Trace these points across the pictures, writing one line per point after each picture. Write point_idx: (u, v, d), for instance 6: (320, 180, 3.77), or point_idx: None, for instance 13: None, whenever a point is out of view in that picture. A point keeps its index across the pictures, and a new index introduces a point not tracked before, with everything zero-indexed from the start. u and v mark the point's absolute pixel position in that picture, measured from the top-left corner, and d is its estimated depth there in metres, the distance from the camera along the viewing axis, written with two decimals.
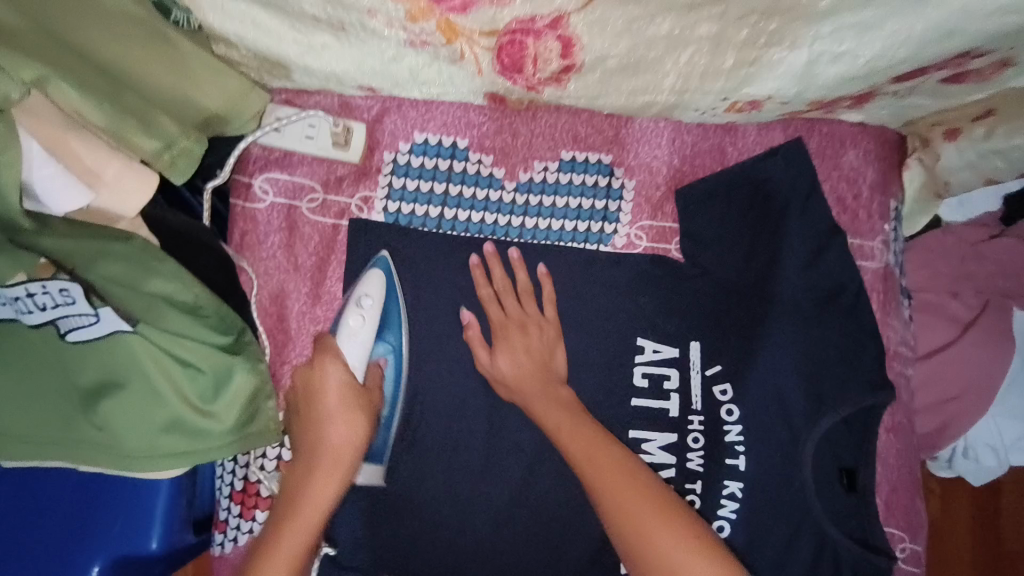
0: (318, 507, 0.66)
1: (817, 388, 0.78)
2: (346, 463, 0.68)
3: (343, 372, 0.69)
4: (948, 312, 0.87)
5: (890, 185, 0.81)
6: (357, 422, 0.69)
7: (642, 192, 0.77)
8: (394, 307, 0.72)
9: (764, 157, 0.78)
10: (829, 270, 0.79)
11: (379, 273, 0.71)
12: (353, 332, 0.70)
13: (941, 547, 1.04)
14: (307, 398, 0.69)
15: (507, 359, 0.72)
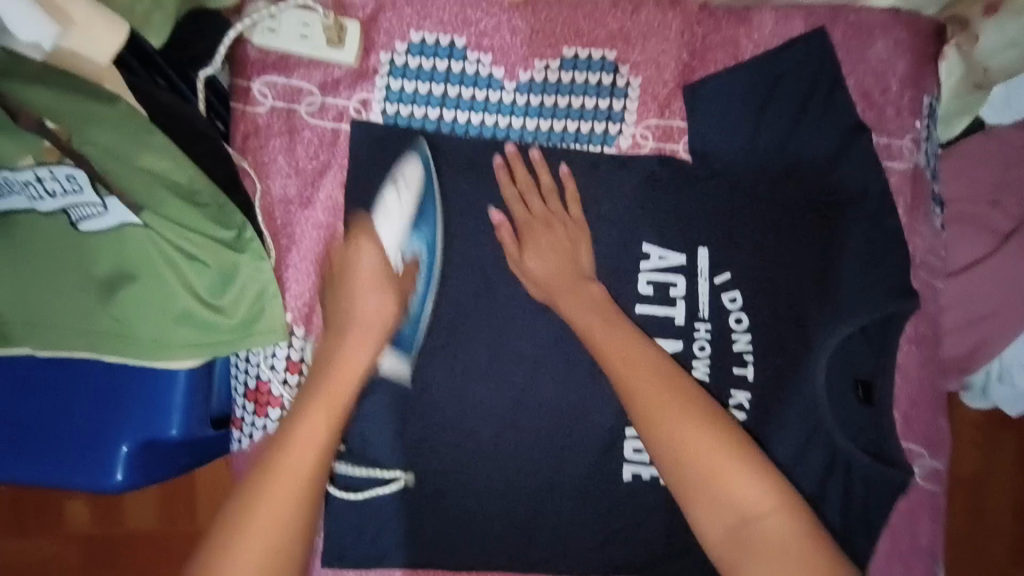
0: (330, 418, 0.64)
1: (834, 296, 0.73)
2: (377, 332, 0.68)
3: (370, 295, 0.68)
4: (986, 222, 0.81)
5: (925, 78, 0.75)
6: (389, 297, 0.69)
7: (647, 89, 0.73)
8: (430, 203, 0.71)
9: (783, 48, 0.73)
10: (853, 172, 0.74)
11: (416, 163, 0.71)
12: (389, 217, 0.70)
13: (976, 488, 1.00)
14: (339, 273, 0.70)
15: (537, 258, 0.71)
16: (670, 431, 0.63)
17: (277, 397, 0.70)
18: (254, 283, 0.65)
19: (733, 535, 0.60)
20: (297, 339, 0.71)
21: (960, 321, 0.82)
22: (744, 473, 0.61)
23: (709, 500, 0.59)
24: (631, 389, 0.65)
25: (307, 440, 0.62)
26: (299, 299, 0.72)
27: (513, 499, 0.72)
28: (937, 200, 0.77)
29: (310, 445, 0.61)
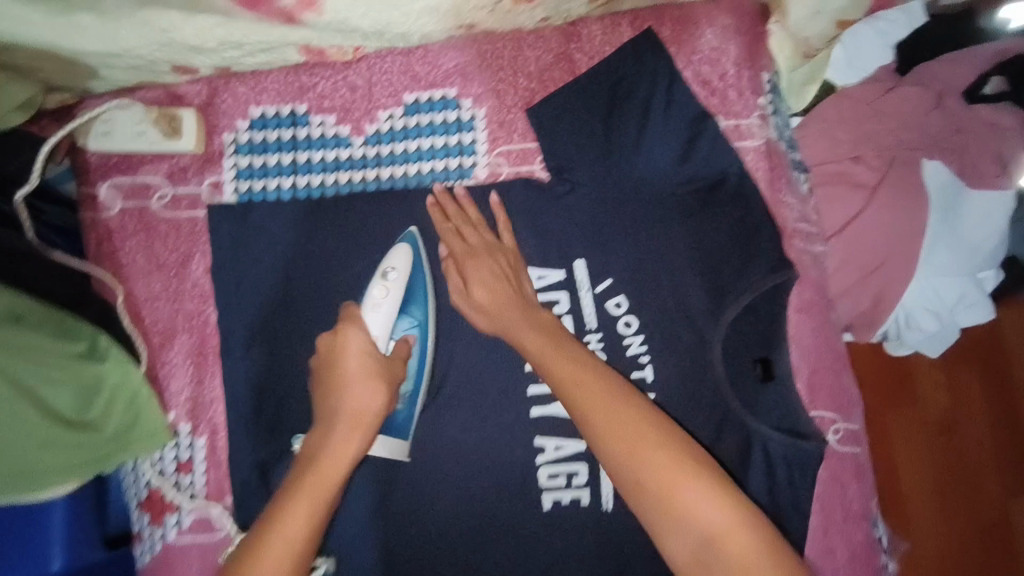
0: (308, 525, 0.58)
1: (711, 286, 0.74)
2: (367, 423, 0.64)
3: (359, 386, 0.64)
4: (854, 179, 0.82)
5: (760, 55, 0.77)
6: (378, 389, 0.65)
7: (493, 118, 0.74)
8: (421, 283, 0.71)
9: (616, 56, 0.75)
10: (705, 160, 0.76)
11: (406, 248, 0.70)
12: (376, 304, 0.68)
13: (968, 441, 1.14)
14: (329, 365, 0.66)
15: (481, 287, 0.68)
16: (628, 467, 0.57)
17: (172, 502, 0.71)
18: (122, 391, 0.66)
19: (699, 560, 0.55)
20: (183, 438, 0.72)
21: (851, 280, 0.83)
22: (694, 487, 0.56)
23: (714, 553, 0.54)
24: (590, 413, 0.59)
25: (293, 525, 0.57)
26: (182, 391, 0.73)
27: (440, 548, 0.71)
28: (797, 167, 0.79)
29: (286, 552, 0.56)
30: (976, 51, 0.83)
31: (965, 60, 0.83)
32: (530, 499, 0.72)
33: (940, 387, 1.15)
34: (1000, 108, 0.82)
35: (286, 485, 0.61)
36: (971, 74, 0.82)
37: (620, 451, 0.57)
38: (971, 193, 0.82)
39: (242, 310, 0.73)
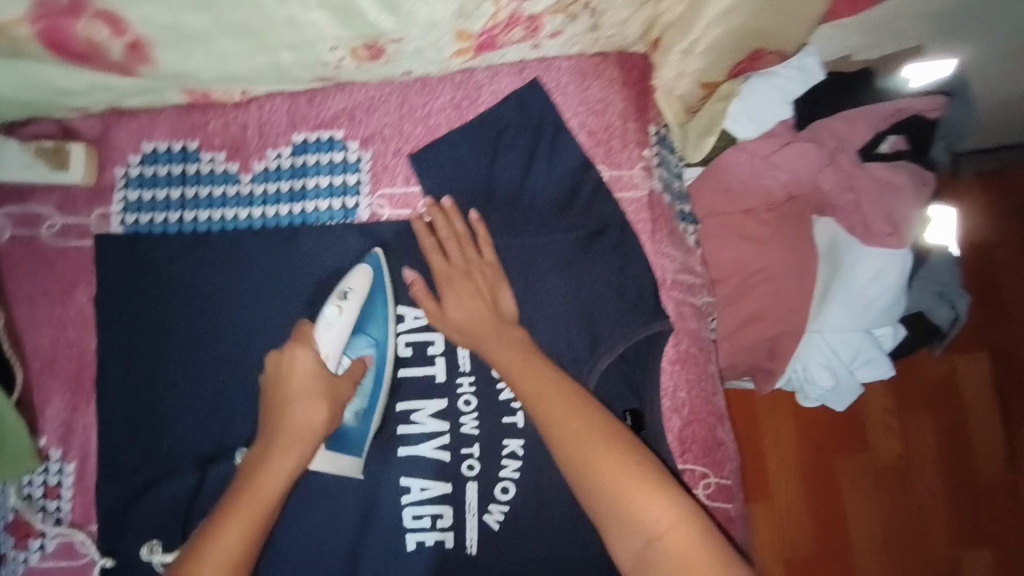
0: (243, 541, 0.58)
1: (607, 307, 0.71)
2: (308, 445, 0.63)
3: (300, 403, 0.64)
4: (745, 232, 0.83)
5: (648, 108, 0.77)
6: (321, 406, 0.65)
7: (378, 161, 0.76)
8: (380, 301, 0.73)
9: (500, 105, 0.76)
10: (588, 209, 0.76)
11: (366, 269, 0.72)
12: (330, 323, 0.69)
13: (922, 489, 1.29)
14: (274, 381, 0.66)
15: (457, 305, 0.70)
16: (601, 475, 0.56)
17: (37, 526, 0.72)
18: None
19: (641, 560, 0.54)
20: (53, 464, 0.73)
21: (738, 326, 0.85)
22: (651, 499, 0.55)
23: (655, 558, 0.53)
24: (555, 431, 0.60)
25: (228, 542, 0.57)
26: (57, 417, 0.74)
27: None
28: (685, 219, 0.81)
29: (225, 565, 0.56)
30: (874, 108, 0.84)
31: (865, 116, 0.84)
32: (393, 538, 0.73)
33: (894, 436, 1.30)
34: (896, 166, 0.83)
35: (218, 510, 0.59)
36: (869, 133, 0.84)
37: (579, 466, 0.57)
38: (867, 250, 0.82)
39: (116, 340, 0.73)
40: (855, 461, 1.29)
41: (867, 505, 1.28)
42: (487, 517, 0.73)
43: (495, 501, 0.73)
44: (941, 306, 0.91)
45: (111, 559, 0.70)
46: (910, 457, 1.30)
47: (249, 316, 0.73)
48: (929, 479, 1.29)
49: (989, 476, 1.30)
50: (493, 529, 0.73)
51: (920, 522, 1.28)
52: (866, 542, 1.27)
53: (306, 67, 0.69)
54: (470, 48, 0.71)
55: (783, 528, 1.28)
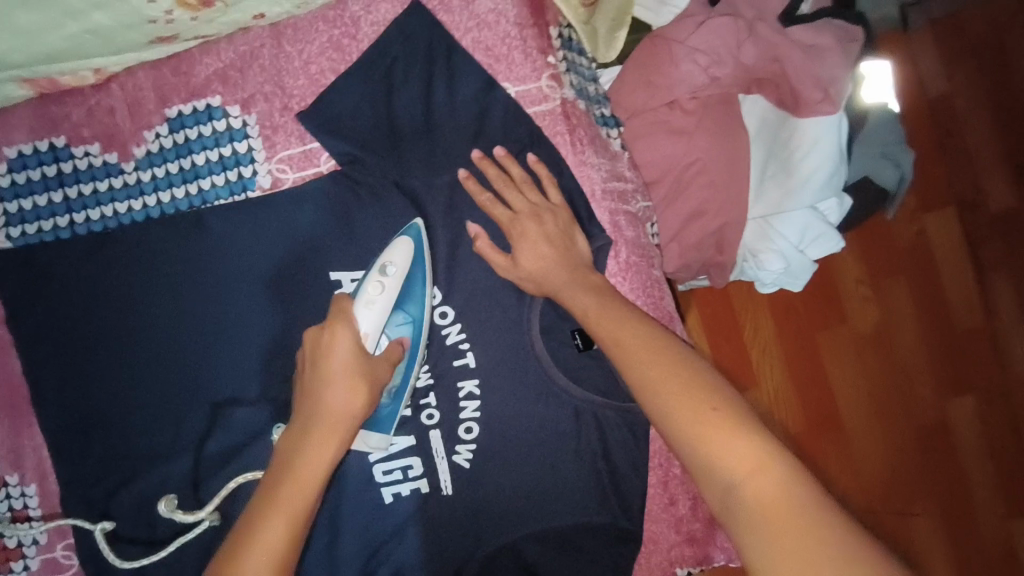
0: (287, 538, 0.53)
1: (550, 224, 0.67)
2: (344, 430, 0.58)
3: (338, 386, 0.59)
4: (672, 126, 0.78)
5: (544, 8, 0.71)
6: (360, 389, 0.59)
7: (266, 122, 0.70)
8: (421, 279, 0.68)
9: (383, 35, 0.70)
10: (501, 132, 0.71)
11: (407, 241, 0.67)
12: (371, 301, 0.64)
13: (900, 349, 1.32)
14: (312, 356, 0.61)
15: (529, 250, 0.66)
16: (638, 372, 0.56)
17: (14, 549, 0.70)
18: None
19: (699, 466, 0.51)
20: (13, 488, 0.71)
21: (683, 226, 0.81)
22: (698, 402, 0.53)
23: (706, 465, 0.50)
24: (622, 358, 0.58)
25: (274, 531, 0.52)
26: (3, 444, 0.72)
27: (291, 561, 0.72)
28: (606, 124, 0.76)
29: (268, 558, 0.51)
30: None
31: None
32: (370, 498, 0.73)
33: (869, 305, 1.32)
34: (819, 27, 0.78)
35: (266, 491, 0.55)
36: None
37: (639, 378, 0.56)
38: (802, 121, 0.79)
39: (37, 360, 0.70)
40: (833, 333, 1.31)
41: (850, 374, 1.32)
42: (457, 457, 0.73)
43: (461, 442, 0.73)
44: (886, 166, 0.88)
45: (112, 523, 0.68)
46: (888, 322, 1.32)
47: (168, 311, 0.70)
48: (909, 339, 1.33)
49: (964, 326, 1.33)
50: (465, 468, 0.73)
51: (903, 381, 1.33)
52: (853, 408, 1.32)
53: (129, 29, 0.61)
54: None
55: (773, 411, 1.30)
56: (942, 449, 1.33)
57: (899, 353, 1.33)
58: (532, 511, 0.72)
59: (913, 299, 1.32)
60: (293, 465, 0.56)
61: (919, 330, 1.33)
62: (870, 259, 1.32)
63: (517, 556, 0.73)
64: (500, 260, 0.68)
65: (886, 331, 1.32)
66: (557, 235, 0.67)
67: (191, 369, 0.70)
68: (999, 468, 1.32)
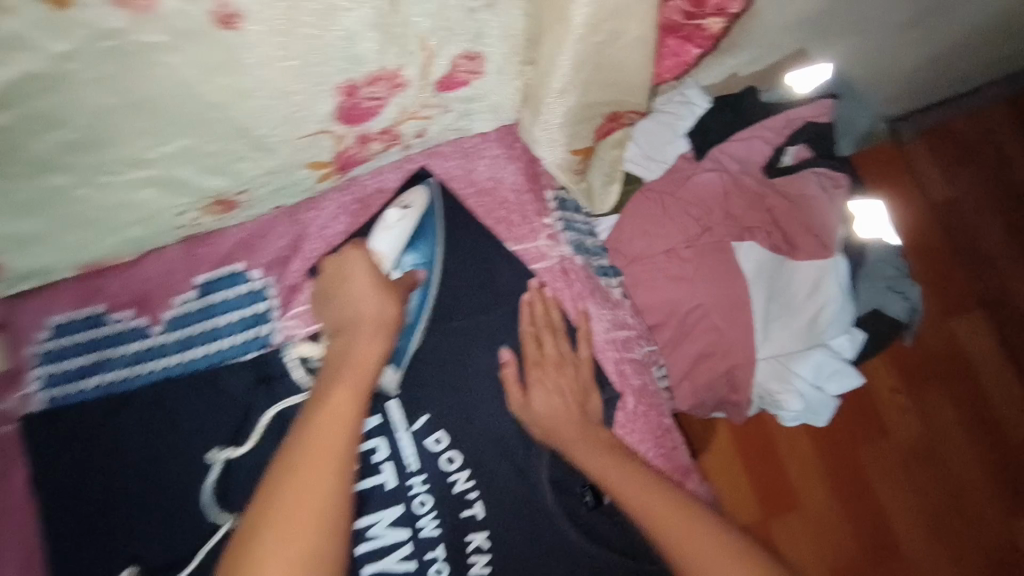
0: (351, 414, 0.55)
1: (568, 377, 0.72)
2: (386, 323, 0.63)
3: (371, 296, 0.64)
4: (670, 273, 0.81)
5: (540, 175, 0.78)
6: (392, 301, 0.64)
7: (282, 284, 0.75)
8: (431, 220, 0.74)
9: (390, 204, 0.76)
10: (507, 289, 0.75)
11: (422, 188, 0.74)
12: (388, 227, 0.70)
13: (953, 467, 1.23)
14: (340, 277, 0.68)
15: (542, 397, 0.70)
16: (643, 512, 0.60)
17: None
18: None
19: None
20: None
21: (689, 368, 0.81)
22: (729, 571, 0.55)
23: None
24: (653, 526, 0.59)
25: (316, 483, 0.50)
26: None
27: None
28: (606, 274, 0.80)
29: (328, 439, 0.53)
30: (766, 124, 0.85)
31: (758, 135, 0.85)
32: None
33: (912, 419, 1.23)
34: (801, 176, 0.83)
35: (321, 384, 0.58)
36: (768, 148, 0.84)
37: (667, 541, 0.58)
38: (798, 261, 0.80)
39: (45, 526, 0.69)
40: (878, 452, 1.22)
41: (902, 495, 1.21)
42: None
43: None
44: (895, 299, 0.88)
45: (137, 564, 0.68)
46: (935, 438, 1.23)
47: (180, 469, 0.70)
48: (962, 454, 1.23)
49: (1020, 437, 1.24)
50: None
51: (963, 505, 1.21)
52: (913, 534, 1.20)
53: (161, 235, 0.62)
54: (332, 173, 0.63)
55: (823, 541, 1.18)
56: None
57: (952, 472, 1.23)
58: None
59: (960, 411, 1.24)
60: (318, 404, 0.56)
61: (970, 445, 1.24)
62: (906, 369, 1.26)
63: None
64: (514, 393, 0.71)
65: (933, 447, 1.23)
66: (565, 387, 0.71)
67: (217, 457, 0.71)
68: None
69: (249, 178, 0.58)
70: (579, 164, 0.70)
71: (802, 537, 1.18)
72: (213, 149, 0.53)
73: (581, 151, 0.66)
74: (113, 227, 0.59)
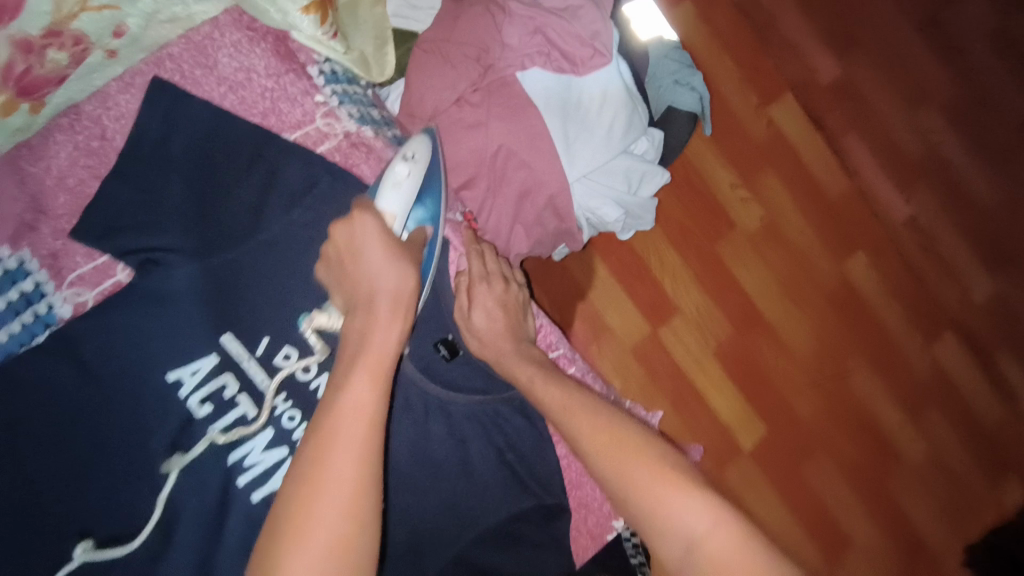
0: (377, 392, 0.48)
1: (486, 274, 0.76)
2: (403, 310, 0.54)
3: (376, 249, 0.58)
4: (465, 121, 0.79)
5: (295, 51, 0.71)
6: (408, 274, 0.56)
7: (43, 252, 0.66)
8: (433, 175, 0.71)
9: (129, 125, 0.67)
10: (300, 179, 0.70)
11: (424, 138, 0.71)
12: (398, 183, 0.65)
13: (791, 237, 1.34)
14: (352, 254, 0.59)
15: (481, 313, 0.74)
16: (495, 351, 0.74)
17: None
18: None
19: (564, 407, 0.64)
20: None
21: (516, 211, 0.83)
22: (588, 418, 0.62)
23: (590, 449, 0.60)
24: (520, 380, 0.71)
25: (360, 394, 0.48)
26: None
27: None
28: (402, 143, 0.76)
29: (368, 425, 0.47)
30: None
31: None
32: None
33: (749, 203, 1.32)
34: None
35: (334, 368, 0.51)
36: None
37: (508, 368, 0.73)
38: (583, 78, 0.83)
39: None
40: (729, 242, 1.31)
41: (757, 272, 1.32)
42: None
43: None
44: (682, 91, 0.92)
45: (91, 540, 0.63)
46: (772, 213, 1.33)
47: (12, 480, 0.63)
48: (796, 223, 1.34)
49: (834, 192, 1.37)
50: (379, 509, 0.71)
51: (805, 261, 1.35)
52: (772, 303, 1.33)
53: None
54: (13, 100, 0.58)
55: (703, 331, 1.30)
56: (860, 311, 1.37)
57: (793, 239, 1.34)
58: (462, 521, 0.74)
59: (787, 183, 1.34)
60: (348, 358, 0.51)
61: (802, 212, 1.35)
62: (737, 163, 1.32)
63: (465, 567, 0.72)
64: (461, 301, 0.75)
65: (773, 222, 1.33)
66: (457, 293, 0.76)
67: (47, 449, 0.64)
68: (904, 305, 1.39)
69: None
70: (328, 28, 0.67)
71: (683, 334, 1.28)
72: None
73: (314, 5, 0.64)
74: None
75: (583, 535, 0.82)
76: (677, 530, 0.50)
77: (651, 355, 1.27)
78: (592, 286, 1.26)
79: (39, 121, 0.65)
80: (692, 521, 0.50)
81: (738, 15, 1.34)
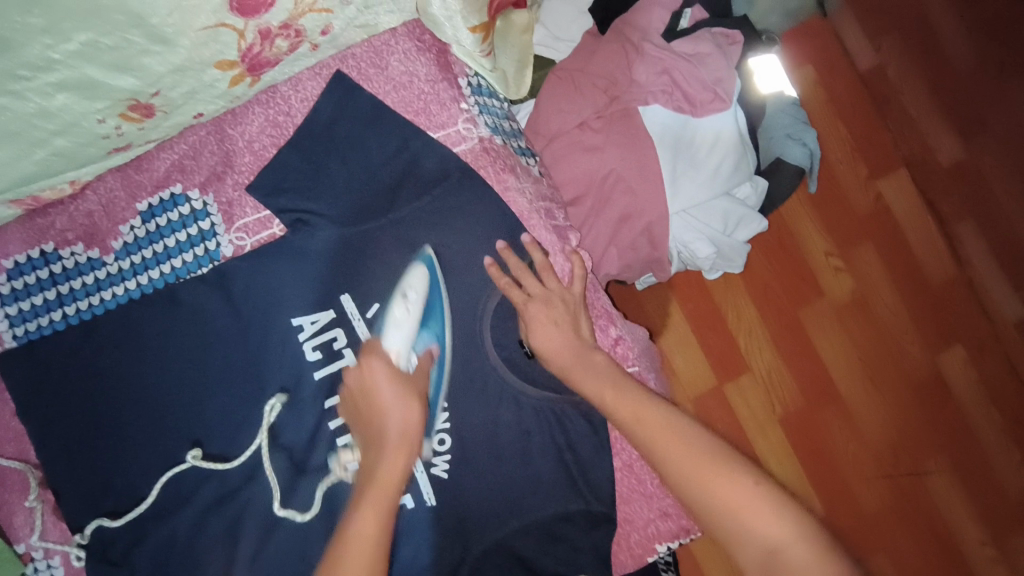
0: (385, 511, 0.61)
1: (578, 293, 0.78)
2: (410, 445, 0.66)
3: (394, 409, 0.67)
4: (585, 144, 0.87)
5: (452, 64, 0.81)
6: (415, 407, 0.68)
7: (222, 199, 0.80)
8: (436, 300, 0.77)
9: (309, 107, 0.80)
10: (433, 173, 0.80)
11: (421, 268, 0.78)
12: (397, 325, 0.75)
13: (882, 316, 1.30)
14: (363, 395, 0.70)
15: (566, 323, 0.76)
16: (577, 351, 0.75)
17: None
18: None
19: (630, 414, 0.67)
20: (39, 562, 0.75)
21: (616, 232, 0.88)
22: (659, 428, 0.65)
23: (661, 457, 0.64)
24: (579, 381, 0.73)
25: (375, 502, 0.61)
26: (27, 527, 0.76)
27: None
28: (524, 153, 0.85)
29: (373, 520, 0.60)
30: None
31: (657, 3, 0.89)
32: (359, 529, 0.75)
33: (841, 271, 1.30)
34: (698, 37, 0.89)
35: (360, 476, 0.65)
36: (666, 16, 0.90)
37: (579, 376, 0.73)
38: (700, 120, 0.89)
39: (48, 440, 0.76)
40: (814, 309, 1.29)
41: (838, 345, 1.29)
42: (435, 469, 0.78)
43: (437, 454, 0.78)
44: (793, 146, 0.96)
45: (200, 449, 0.75)
46: (864, 287, 1.30)
47: (162, 376, 0.77)
48: (888, 302, 1.31)
49: (937, 278, 1.32)
50: (444, 477, 0.78)
51: (893, 343, 1.30)
52: (850, 381, 1.28)
53: (87, 147, 0.71)
54: (243, 74, 0.72)
55: (771, 396, 1.27)
56: (946, 408, 1.29)
57: (883, 320, 1.30)
58: (515, 505, 0.78)
59: (885, 259, 1.31)
60: (364, 483, 0.63)
61: (897, 292, 1.31)
62: (836, 231, 1.30)
63: (507, 551, 0.78)
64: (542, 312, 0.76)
65: (864, 296, 1.30)
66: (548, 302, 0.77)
67: (191, 360, 0.77)
68: (998, 411, 1.30)
69: (159, 76, 0.65)
70: (484, 46, 0.76)
71: (751, 394, 1.26)
72: (111, 43, 0.59)
73: (481, 27, 0.73)
74: (37, 141, 0.67)
75: (623, 551, 0.83)
76: (759, 536, 0.56)
77: (716, 403, 1.26)
78: (668, 322, 1.28)
79: (250, 93, 0.78)
80: (770, 531, 0.56)
81: (861, 84, 1.35)
